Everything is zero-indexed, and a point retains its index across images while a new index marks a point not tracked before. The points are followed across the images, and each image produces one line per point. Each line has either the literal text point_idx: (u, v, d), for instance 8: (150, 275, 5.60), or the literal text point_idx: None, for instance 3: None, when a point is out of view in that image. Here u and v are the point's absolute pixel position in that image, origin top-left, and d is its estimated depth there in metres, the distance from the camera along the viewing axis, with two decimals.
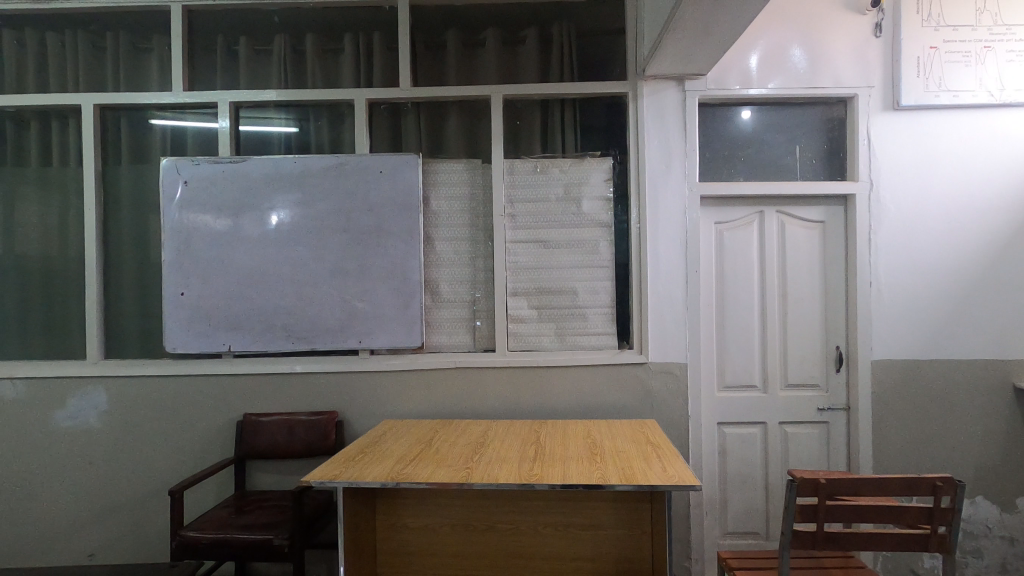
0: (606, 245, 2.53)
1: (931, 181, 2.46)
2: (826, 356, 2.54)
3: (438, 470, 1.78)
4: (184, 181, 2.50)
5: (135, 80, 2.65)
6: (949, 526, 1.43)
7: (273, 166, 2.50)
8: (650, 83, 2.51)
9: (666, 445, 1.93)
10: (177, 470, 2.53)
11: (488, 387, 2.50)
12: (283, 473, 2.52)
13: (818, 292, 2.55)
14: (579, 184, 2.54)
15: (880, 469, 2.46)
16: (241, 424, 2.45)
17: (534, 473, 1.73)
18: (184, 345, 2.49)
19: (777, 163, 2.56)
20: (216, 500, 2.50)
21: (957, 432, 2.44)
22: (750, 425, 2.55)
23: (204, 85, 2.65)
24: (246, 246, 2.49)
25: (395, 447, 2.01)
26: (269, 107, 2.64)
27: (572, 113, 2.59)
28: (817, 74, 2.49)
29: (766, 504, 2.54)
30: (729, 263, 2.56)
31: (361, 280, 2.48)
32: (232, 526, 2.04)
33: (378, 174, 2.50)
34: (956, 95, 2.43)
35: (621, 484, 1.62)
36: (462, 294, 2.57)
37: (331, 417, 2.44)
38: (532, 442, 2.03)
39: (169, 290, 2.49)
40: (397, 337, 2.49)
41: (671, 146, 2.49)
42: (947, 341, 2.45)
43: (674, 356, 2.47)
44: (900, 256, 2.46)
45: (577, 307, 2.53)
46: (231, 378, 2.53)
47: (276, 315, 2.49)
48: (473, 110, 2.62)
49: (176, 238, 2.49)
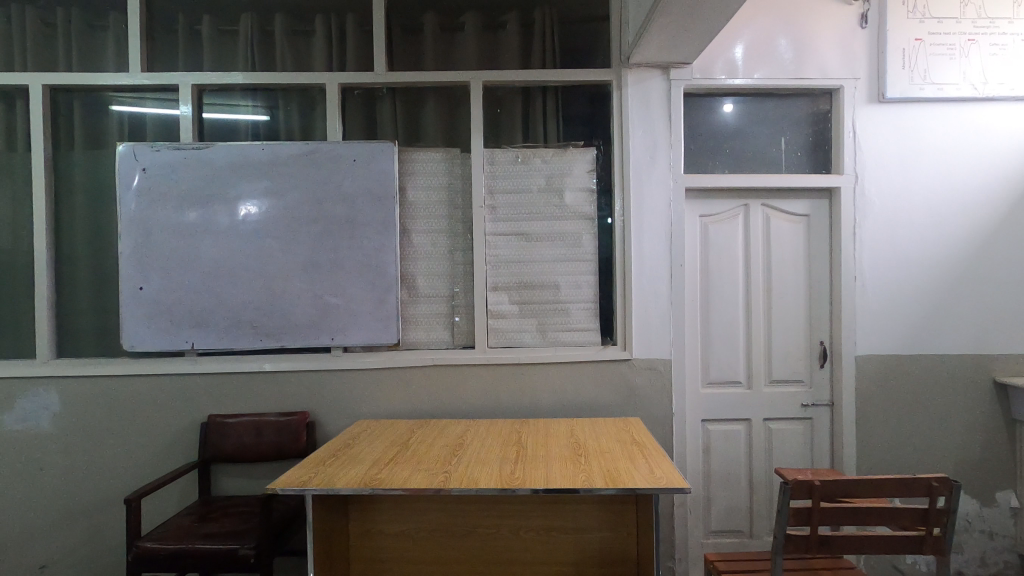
0: (590, 238, 2.46)
1: (916, 175, 2.44)
2: (810, 351, 2.51)
3: (415, 474, 1.68)
4: (144, 169, 2.35)
5: (89, 60, 2.48)
6: (944, 527, 1.37)
7: (240, 152, 2.36)
8: (635, 71, 2.43)
9: (652, 445, 1.86)
10: (136, 476, 2.38)
11: (467, 385, 2.41)
12: (250, 478, 2.39)
13: (802, 287, 2.51)
14: (562, 175, 2.46)
15: (863, 464, 2.44)
16: (206, 426, 2.32)
17: (516, 476, 1.65)
18: (143, 343, 2.34)
19: (763, 156, 2.52)
20: (179, 506, 2.37)
21: (939, 428, 2.44)
22: (734, 422, 2.51)
23: (164, 67, 2.50)
24: (211, 238, 2.35)
25: (369, 449, 1.91)
26: (236, 91, 2.50)
27: (554, 101, 2.51)
28: (803, 65, 2.45)
29: (751, 502, 2.50)
30: (714, 258, 2.51)
31: (333, 273, 2.36)
32: (196, 535, 1.92)
33: (351, 162, 2.38)
34: (940, 88, 2.41)
35: (607, 488, 1.55)
36: (440, 289, 2.47)
37: (303, 417, 2.32)
38: (513, 442, 1.94)
39: (126, 285, 2.34)
40: (372, 334, 2.38)
41: (656, 135, 2.43)
42: (930, 336, 2.44)
43: (659, 352, 2.41)
44: (884, 249, 2.44)
45: (559, 303, 2.46)
46: (195, 378, 2.39)
47: (242, 311, 2.36)
48: (452, 97, 2.52)
49: (134, 229, 2.34)
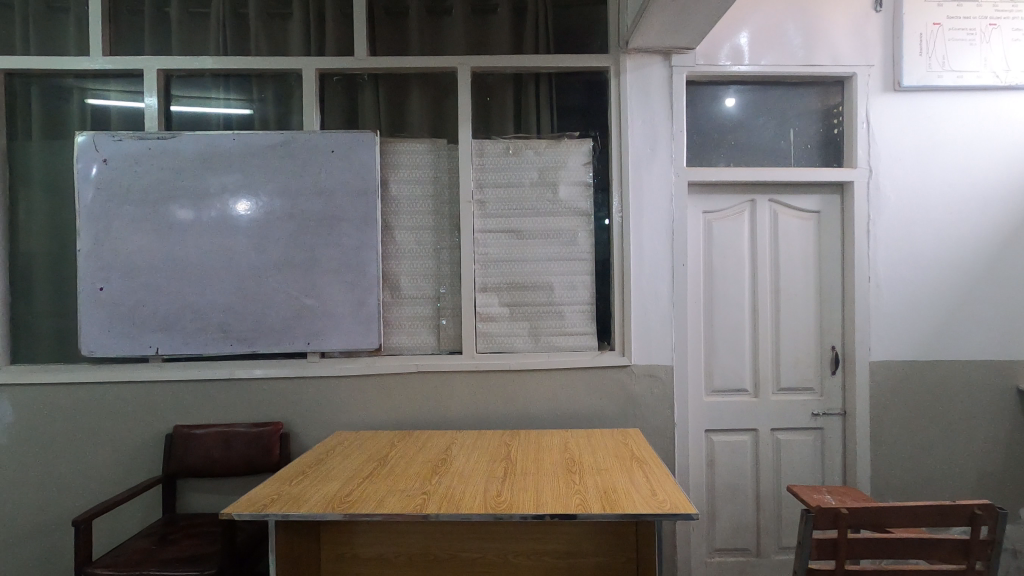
0: (586, 236, 2.29)
1: (934, 168, 2.28)
2: (821, 357, 2.35)
3: (390, 496, 1.51)
4: (104, 161, 2.17)
5: (49, 44, 2.30)
6: (987, 560, 1.21)
7: (209, 142, 2.19)
8: (634, 57, 2.27)
9: (654, 462, 1.69)
10: (95, 492, 2.20)
11: (454, 393, 2.24)
12: (219, 493, 2.21)
13: (813, 289, 2.35)
14: (556, 168, 2.30)
15: (878, 478, 2.29)
16: (171, 439, 2.14)
17: (502, 499, 1.47)
18: (103, 348, 2.17)
19: (770, 148, 2.36)
20: (142, 523, 2.20)
21: (958, 439, 2.28)
22: (739, 432, 2.35)
23: (129, 52, 2.32)
24: (178, 234, 2.18)
25: (343, 465, 1.74)
26: (207, 78, 2.34)
27: (548, 90, 2.35)
28: (813, 51, 2.29)
29: (757, 518, 2.34)
30: (719, 257, 2.35)
31: (309, 272, 2.20)
32: (152, 560, 1.74)
33: (330, 153, 2.21)
34: (959, 75, 2.26)
35: (606, 514, 1.38)
36: (425, 290, 2.30)
37: (277, 428, 2.15)
38: (502, 458, 1.77)
39: (85, 285, 2.16)
40: (351, 338, 2.21)
41: (657, 126, 2.27)
42: (950, 340, 2.28)
43: (660, 358, 2.25)
44: (900, 248, 2.28)
45: (554, 305, 2.29)
46: (161, 386, 2.22)
47: (211, 313, 2.18)
48: (439, 85, 2.35)
49: (94, 226, 2.16)
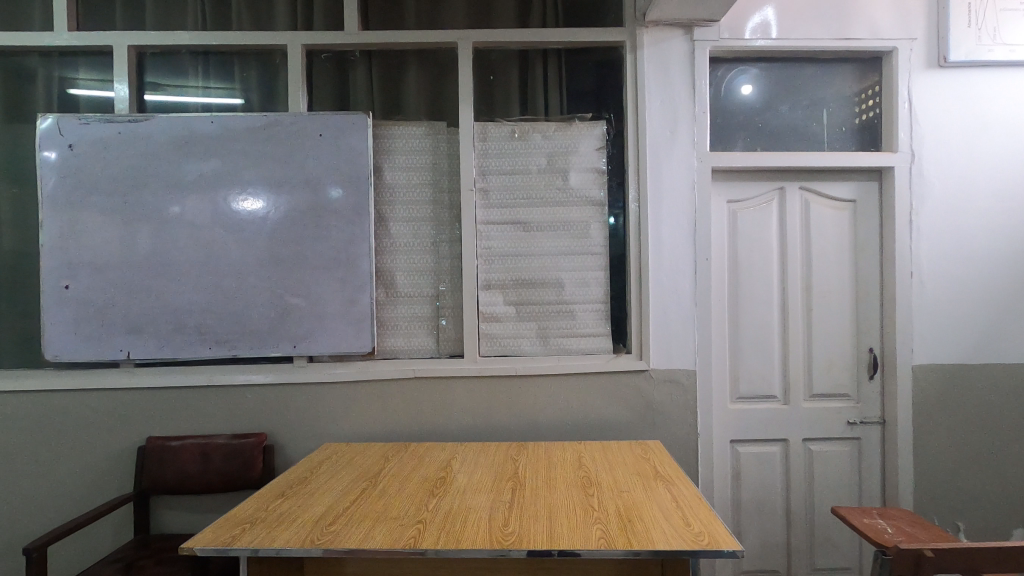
0: (599, 228, 2.09)
1: (983, 152, 2.08)
2: (858, 360, 2.14)
3: (379, 525, 1.30)
4: (70, 146, 1.97)
5: (13, 19, 2.11)
6: None
7: (184, 126, 1.99)
8: (653, 31, 2.06)
9: (682, 482, 1.49)
10: (62, 508, 2.01)
11: (456, 401, 2.04)
12: (197, 511, 2.02)
13: (848, 286, 2.14)
14: (566, 154, 2.10)
15: (921, 493, 2.08)
16: (144, 452, 1.94)
17: (510, 529, 1.26)
18: (70, 353, 1.97)
19: (801, 130, 2.15)
20: (113, 543, 2.00)
21: (1009, 449, 2.07)
22: (767, 443, 2.14)
23: (99, 27, 2.13)
24: (150, 227, 1.98)
25: (329, 485, 1.54)
26: (184, 58, 2.14)
27: (557, 68, 2.14)
28: (849, 23, 2.08)
29: (788, 537, 2.13)
30: (745, 251, 2.14)
31: (296, 269, 2.00)
32: None
33: (318, 137, 2.01)
34: (1012, 49, 2.05)
35: (629, 549, 1.16)
36: (424, 287, 2.10)
37: (260, 440, 1.95)
38: (509, 477, 1.56)
39: (49, 283, 1.96)
40: (341, 341, 2.01)
41: (678, 106, 2.06)
42: (1000, 342, 2.07)
43: (681, 361, 2.05)
44: (946, 240, 2.07)
45: (564, 304, 2.09)
46: (134, 394, 2.02)
47: (188, 313, 1.99)
48: (437, 63, 2.15)
49: (58, 218, 1.97)
